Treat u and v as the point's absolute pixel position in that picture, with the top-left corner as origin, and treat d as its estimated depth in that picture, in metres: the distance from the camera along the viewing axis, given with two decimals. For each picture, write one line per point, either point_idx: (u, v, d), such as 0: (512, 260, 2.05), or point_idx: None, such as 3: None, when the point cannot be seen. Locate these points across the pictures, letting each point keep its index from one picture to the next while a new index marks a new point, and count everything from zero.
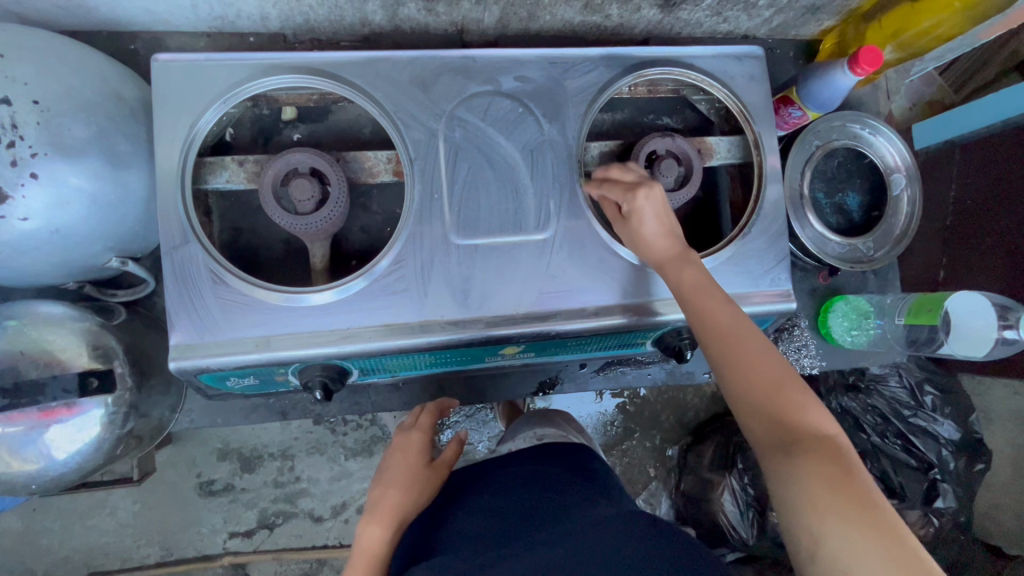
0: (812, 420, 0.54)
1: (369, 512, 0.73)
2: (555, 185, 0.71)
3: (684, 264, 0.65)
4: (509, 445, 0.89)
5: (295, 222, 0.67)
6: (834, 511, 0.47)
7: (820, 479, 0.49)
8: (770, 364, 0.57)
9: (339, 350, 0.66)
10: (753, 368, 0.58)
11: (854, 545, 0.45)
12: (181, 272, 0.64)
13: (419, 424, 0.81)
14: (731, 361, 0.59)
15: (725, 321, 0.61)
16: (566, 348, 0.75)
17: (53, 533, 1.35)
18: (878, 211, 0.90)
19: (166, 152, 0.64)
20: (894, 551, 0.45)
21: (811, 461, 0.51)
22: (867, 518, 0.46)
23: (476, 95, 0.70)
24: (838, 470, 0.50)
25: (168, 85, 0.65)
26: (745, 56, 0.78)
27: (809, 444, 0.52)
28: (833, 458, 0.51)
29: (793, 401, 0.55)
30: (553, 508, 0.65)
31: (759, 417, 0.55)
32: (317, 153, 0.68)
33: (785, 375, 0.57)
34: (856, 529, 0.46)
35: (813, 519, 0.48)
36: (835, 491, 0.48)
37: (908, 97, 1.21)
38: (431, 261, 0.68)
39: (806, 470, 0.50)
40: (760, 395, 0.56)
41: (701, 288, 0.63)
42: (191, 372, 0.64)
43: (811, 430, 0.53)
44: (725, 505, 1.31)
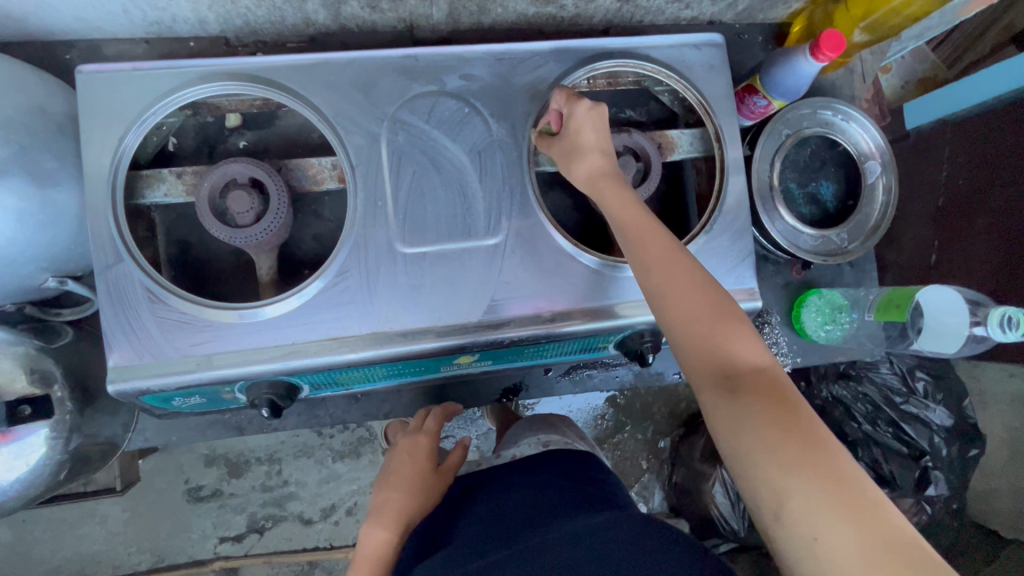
0: (748, 354, 0.52)
1: (373, 517, 0.73)
2: (506, 187, 0.68)
3: (618, 197, 0.60)
4: (512, 451, 0.85)
5: (234, 235, 0.64)
6: (781, 453, 0.45)
7: (766, 422, 0.47)
8: (709, 300, 0.54)
9: (284, 367, 0.64)
10: (693, 303, 0.54)
11: (804, 489, 0.43)
12: (117, 291, 0.62)
13: (426, 429, 0.82)
14: (670, 298, 0.55)
15: (663, 254, 0.56)
16: (524, 355, 0.73)
17: (44, 543, 1.35)
18: (853, 200, 0.87)
19: (95, 167, 0.62)
20: (846, 492, 0.43)
21: (754, 404, 0.48)
22: (817, 457, 0.44)
23: (419, 95, 0.67)
24: (784, 409, 0.47)
25: (95, 97, 0.62)
26: (704, 44, 0.74)
27: (750, 383, 0.50)
28: (775, 397, 0.48)
29: (731, 338, 0.52)
30: (555, 511, 0.63)
31: (702, 358, 0.52)
32: (254, 162, 0.66)
33: (724, 309, 0.54)
34: (806, 472, 0.44)
35: (759, 463, 0.45)
36: (781, 434, 0.46)
37: (901, 75, 1.18)
38: (378, 270, 0.66)
39: (750, 412, 0.48)
40: (701, 333, 0.53)
41: (639, 222, 0.58)
42: (132, 394, 0.62)
43: (749, 365, 0.51)
44: (717, 497, 1.29)
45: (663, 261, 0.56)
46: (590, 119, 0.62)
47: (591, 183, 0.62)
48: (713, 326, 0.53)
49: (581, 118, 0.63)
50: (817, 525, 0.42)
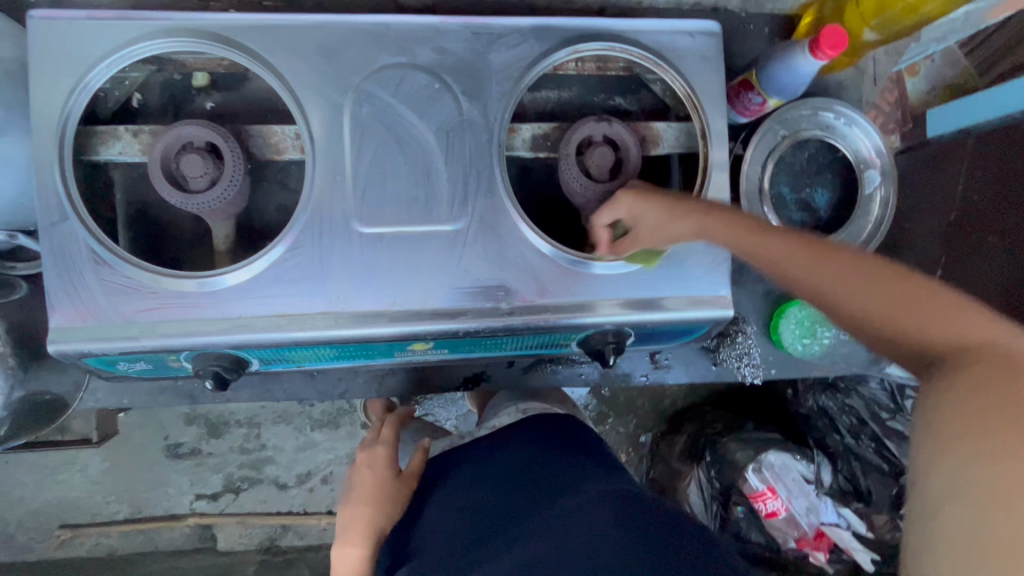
0: (955, 330, 0.49)
1: (342, 535, 0.75)
2: (472, 170, 0.65)
3: (734, 225, 0.59)
4: (489, 423, 0.83)
5: (185, 202, 0.62)
6: (949, 437, 0.45)
7: (965, 404, 0.45)
8: (886, 283, 0.52)
9: (230, 341, 0.62)
10: (869, 293, 0.52)
11: (962, 475, 0.43)
12: (61, 251, 0.60)
13: (382, 439, 0.87)
14: (831, 296, 0.54)
15: (815, 250, 0.55)
16: (481, 346, 0.70)
17: (25, 486, 1.37)
18: (847, 209, 0.83)
19: (42, 123, 0.60)
20: (1012, 499, 0.41)
21: (958, 385, 0.46)
22: (997, 448, 0.42)
23: (388, 67, 0.64)
24: (1003, 394, 0.44)
25: (45, 46, 0.60)
26: (698, 32, 0.69)
27: (958, 360, 0.48)
28: (985, 383, 0.45)
29: (928, 316, 0.50)
30: (534, 495, 0.65)
31: (902, 344, 0.52)
32: (210, 126, 0.63)
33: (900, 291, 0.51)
34: (974, 465, 0.43)
35: (932, 462, 0.45)
36: (977, 423, 0.44)
37: (929, 79, 1.09)
38: (331, 247, 0.63)
39: (947, 395, 0.47)
40: (890, 318, 0.52)
41: (755, 235, 0.58)
42: (74, 356, 0.61)
43: (959, 341, 0.48)
44: (691, 497, 1.28)
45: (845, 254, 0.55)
46: (633, 204, 0.63)
47: (698, 231, 0.61)
48: (898, 310, 0.51)
49: (636, 211, 0.63)
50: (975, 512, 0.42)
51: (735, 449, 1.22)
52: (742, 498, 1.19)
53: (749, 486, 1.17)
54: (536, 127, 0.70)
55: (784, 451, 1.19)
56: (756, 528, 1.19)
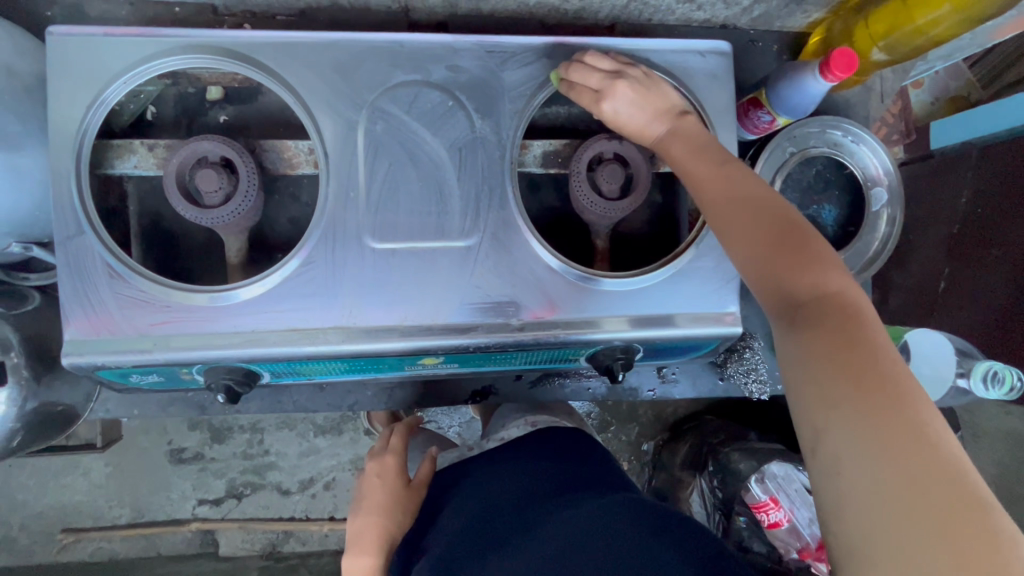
0: (819, 277, 0.49)
1: (353, 544, 0.77)
2: (484, 187, 0.66)
3: (687, 148, 0.60)
4: (499, 436, 0.84)
5: (200, 216, 0.62)
6: (827, 389, 0.44)
7: (824, 349, 0.45)
8: (781, 227, 0.52)
9: (242, 355, 0.62)
10: (767, 234, 0.52)
11: (848, 428, 0.42)
12: (76, 264, 0.61)
13: (392, 448, 0.86)
14: (733, 229, 0.54)
15: (730, 185, 0.55)
16: (490, 361, 0.71)
17: (28, 489, 1.38)
18: (854, 226, 0.83)
19: (59, 137, 0.60)
20: (895, 445, 0.40)
21: (815, 330, 0.47)
22: (871, 396, 0.42)
23: (402, 84, 0.64)
24: (843, 342, 0.45)
25: (63, 61, 0.60)
26: (709, 51, 0.70)
27: (816, 305, 0.48)
28: (840, 331, 0.46)
29: (809, 262, 0.50)
30: (544, 503, 0.66)
31: (774, 287, 0.51)
32: (225, 141, 0.64)
33: (793, 238, 0.51)
34: (845, 413, 0.42)
35: (814, 409, 0.44)
36: (842, 369, 0.44)
37: (932, 91, 1.11)
38: (344, 263, 0.64)
39: (806, 339, 0.47)
40: (775, 262, 0.51)
41: (694, 159, 0.59)
42: (87, 368, 0.62)
43: (821, 287, 0.49)
44: (695, 505, 1.33)
45: (735, 186, 0.55)
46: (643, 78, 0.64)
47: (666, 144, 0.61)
48: (785, 253, 0.51)
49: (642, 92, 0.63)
50: (842, 460, 0.41)
51: (738, 459, 1.22)
52: (744, 508, 1.20)
53: (751, 496, 1.18)
54: (547, 144, 0.71)
55: (789, 462, 1.18)
56: (758, 537, 1.20)
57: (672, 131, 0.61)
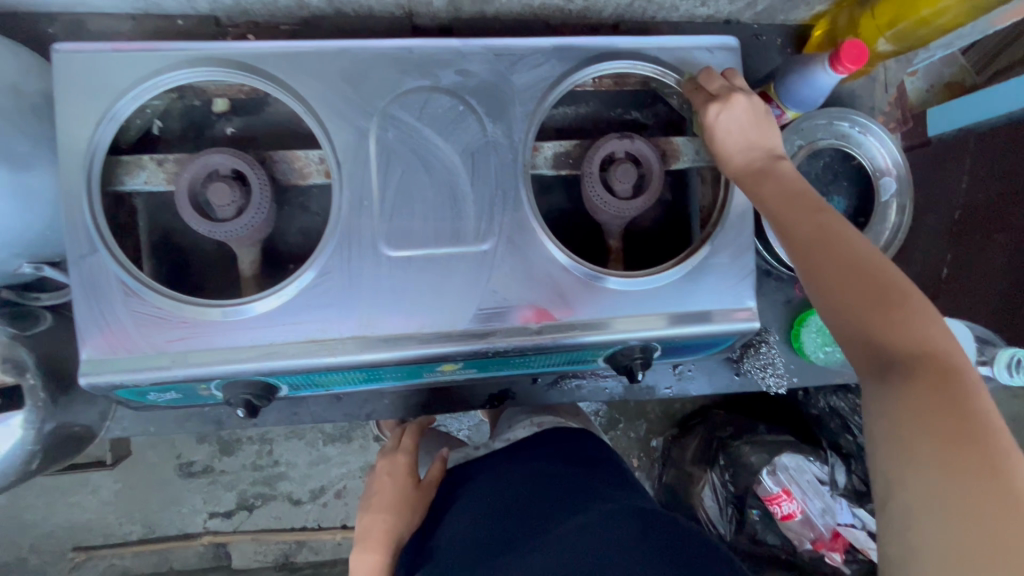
0: (918, 334, 0.46)
1: (362, 541, 0.75)
2: (498, 191, 0.65)
3: (777, 182, 0.58)
4: (506, 436, 0.83)
5: (213, 230, 0.62)
6: (913, 453, 0.42)
7: (916, 410, 0.43)
8: (877, 277, 0.49)
9: (261, 368, 0.62)
10: (858, 281, 0.49)
11: (931, 500, 0.40)
12: (91, 283, 0.60)
13: (402, 446, 0.83)
14: (818, 271, 0.52)
15: (822, 228, 0.53)
16: (508, 365, 0.70)
17: (37, 509, 1.36)
18: (864, 216, 0.83)
19: (69, 156, 0.60)
20: (986, 523, 0.37)
21: (908, 388, 0.44)
22: (969, 470, 0.39)
23: (413, 90, 0.64)
24: (943, 410, 0.42)
25: (70, 78, 0.60)
26: (718, 47, 0.70)
27: (911, 363, 0.45)
28: (939, 393, 0.43)
29: (907, 318, 0.47)
30: (548, 506, 0.65)
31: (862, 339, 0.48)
32: (236, 153, 0.63)
33: (892, 291, 0.48)
34: (933, 480, 0.40)
35: (897, 472, 0.42)
36: (934, 434, 0.41)
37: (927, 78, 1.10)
38: (360, 271, 0.63)
39: (897, 396, 0.44)
40: (865, 311, 0.48)
41: (781, 199, 0.57)
42: (105, 387, 0.61)
43: (920, 346, 0.45)
44: (705, 500, 1.30)
45: (821, 229, 0.53)
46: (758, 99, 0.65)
47: (749, 172, 0.61)
48: (879, 305, 0.48)
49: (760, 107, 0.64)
50: (919, 529, 0.40)
51: (749, 453, 1.22)
52: (757, 501, 1.19)
53: (763, 488, 1.17)
54: (559, 145, 0.71)
55: (799, 454, 1.19)
56: (771, 529, 1.20)
57: (763, 170, 0.60)
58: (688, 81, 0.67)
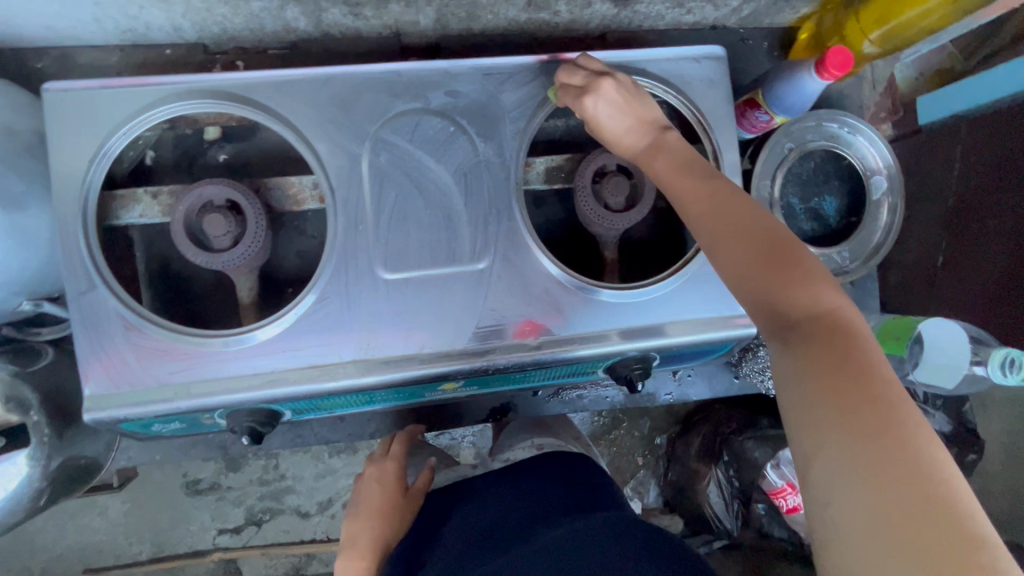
0: (812, 294, 0.48)
1: (348, 548, 0.76)
2: (492, 209, 0.66)
3: (671, 159, 0.59)
4: (506, 456, 0.84)
5: (210, 261, 0.62)
6: (816, 414, 0.43)
7: (813, 373, 0.44)
8: (768, 243, 0.50)
9: (264, 396, 0.62)
10: (754, 251, 0.50)
11: (837, 458, 0.41)
12: (90, 319, 0.61)
13: (391, 453, 0.83)
14: (719, 244, 0.52)
15: (718, 200, 0.54)
16: (510, 380, 0.71)
17: (46, 533, 1.37)
18: (857, 216, 0.84)
19: (63, 195, 0.60)
20: (884, 472, 0.39)
21: (805, 351, 0.46)
22: (854, 419, 0.41)
23: (403, 113, 0.64)
24: (833, 366, 0.44)
25: (61, 117, 0.60)
26: (705, 57, 0.70)
27: (806, 327, 0.47)
28: (834, 353, 0.44)
29: (799, 280, 0.48)
30: (538, 518, 0.67)
31: (762, 307, 0.49)
32: (229, 184, 0.63)
33: (782, 255, 0.49)
34: (836, 439, 0.41)
35: (803, 436, 0.43)
36: (832, 393, 0.43)
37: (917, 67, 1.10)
38: (358, 296, 0.64)
39: (797, 360, 0.46)
40: (762, 279, 0.49)
41: (683, 173, 0.57)
42: (109, 422, 0.61)
43: (813, 307, 0.47)
44: (711, 496, 1.29)
45: (717, 202, 0.54)
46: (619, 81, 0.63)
47: (651, 152, 0.61)
48: (773, 271, 0.49)
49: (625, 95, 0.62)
50: (831, 490, 0.41)
51: (752, 448, 1.23)
52: (762, 496, 1.22)
53: (768, 483, 1.19)
54: (550, 160, 0.71)
55: None
56: (778, 524, 1.22)
57: (656, 146, 0.60)
58: (561, 94, 0.64)
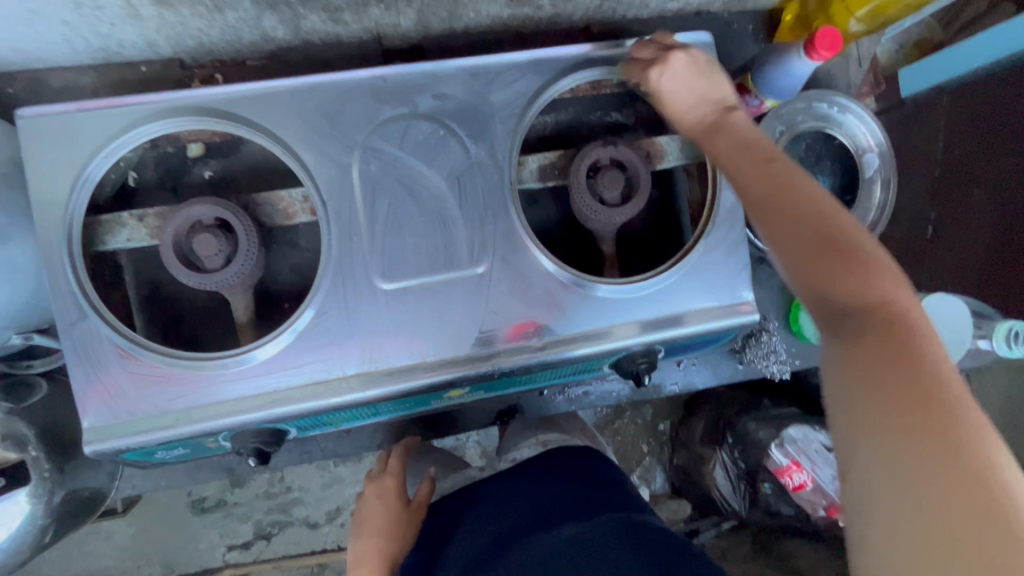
0: (875, 286, 0.44)
1: (355, 566, 0.76)
2: (488, 211, 0.65)
3: (730, 138, 0.56)
4: (512, 455, 0.85)
5: (203, 282, 0.61)
6: (866, 416, 0.40)
7: (868, 369, 0.41)
8: (826, 225, 0.46)
9: (268, 416, 0.61)
10: (814, 233, 0.46)
11: (886, 466, 0.38)
12: (84, 349, 0.59)
13: (390, 469, 0.82)
14: (768, 224, 0.49)
15: (778, 180, 0.50)
16: (516, 382, 0.70)
17: (52, 562, 1.35)
18: (851, 194, 0.84)
19: (46, 224, 0.58)
20: (943, 490, 0.35)
21: (861, 343, 0.42)
22: (912, 426, 0.37)
23: (391, 119, 0.63)
24: (894, 367, 0.40)
25: (38, 144, 0.58)
26: (692, 44, 0.69)
27: (864, 319, 0.43)
28: (895, 349, 0.40)
29: (860, 268, 0.44)
30: (550, 516, 0.67)
31: (814, 293, 0.46)
32: (217, 202, 0.62)
33: (844, 241, 0.45)
34: (889, 445, 0.38)
35: (849, 437, 0.40)
36: (886, 394, 0.39)
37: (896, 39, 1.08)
38: (358, 308, 0.63)
39: (853, 353, 0.42)
40: (816, 261, 0.45)
41: (731, 152, 0.54)
42: (111, 453, 0.60)
43: (874, 297, 0.43)
44: (718, 479, 1.29)
45: (772, 181, 0.50)
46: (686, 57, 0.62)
47: (702, 131, 0.58)
48: (830, 254, 0.45)
49: (686, 72, 0.61)
50: (877, 500, 0.37)
51: (754, 428, 1.21)
52: (769, 475, 1.18)
53: (773, 461, 1.16)
54: (543, 157, 0.70)
55: (804, 423, 1.17)
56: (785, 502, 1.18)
57: (716, 123, 0.58)
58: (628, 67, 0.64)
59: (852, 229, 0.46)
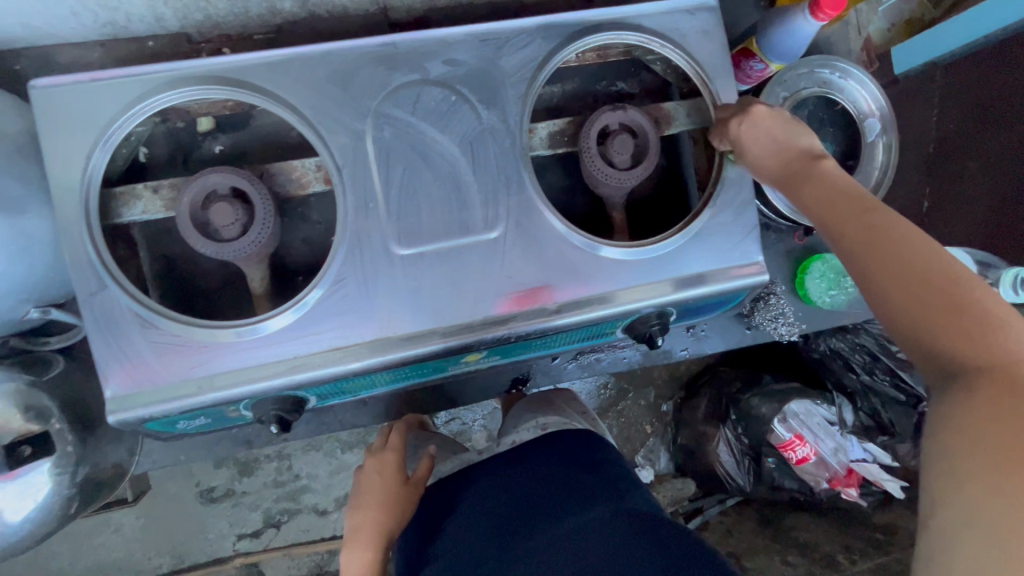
0: (986, 340, 0.45)
1: (351, 540, 0.76)
2: (500, 176, 0.65)
3: (823, 188, 0.58)
4: (510, 437, 0.81)
5: (220, 250, 0.61)
6: (963, 463, 0.43)
7: (975, 419, 0.43)
8: (938, 277, 0.48)
9: (289, 382, 0.62)
10: (920, 286, 0.48)
11: (974, 509, 0.41)
12: (105, 319, 0.60)
13: (391, 445, 0.84)
14: (870, 274, 0.51)
15: (880, 231, 0.52)
16: (531, 347, 0.71)
17: (62, 555, 1.35)
18: (853, 159, 0.85)
19: (62, 194, 0.58)
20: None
21: (967, 396, 0.44)
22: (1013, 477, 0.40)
23: (403, 85, 0.64)
24: (1001, 421, 0.42)
25: (52, 114, 0.58)
26: (698, 9, 0.70)
27: (973, 374, 0.45)
28: (1005, 403, 0.42)
29: (970, 323, 0.46)
30: (549, 506, 0.68)
31: (917, 341, 0.48)
32: (232, 170, 0.62)
33: (954, 294, 0.47)
34: (982, 489, 0.41)
35: (943, 479, 0.43)
36: (987, 445, 0.42)
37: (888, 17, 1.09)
38: (375, 274, 0.63)
39: (958, 405, 0.45)
40: (922, 314, 0.48)
41: (824, 202, 0.57)
42: (134, 421, 0.61)
43: (986, 355, 0.45)
44: (722, 456, 1.30)
45: (874, 231, 0.52)
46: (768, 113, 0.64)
47: (792, 180, 0.60)
48: (937, 307, 0.47)
49: (767, 126, 0.64)
50: (960, 539, 0.41)
51: (759, 404, 1.23)
52: (773, 449, 1.21)
53: (777, 436, 1.19)
54: (553, 124, 0.71)
55: (806, 398, 1.20)
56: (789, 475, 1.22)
57: (803, 172, 0.60)
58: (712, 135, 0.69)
59: (964, 283, 0.47)
